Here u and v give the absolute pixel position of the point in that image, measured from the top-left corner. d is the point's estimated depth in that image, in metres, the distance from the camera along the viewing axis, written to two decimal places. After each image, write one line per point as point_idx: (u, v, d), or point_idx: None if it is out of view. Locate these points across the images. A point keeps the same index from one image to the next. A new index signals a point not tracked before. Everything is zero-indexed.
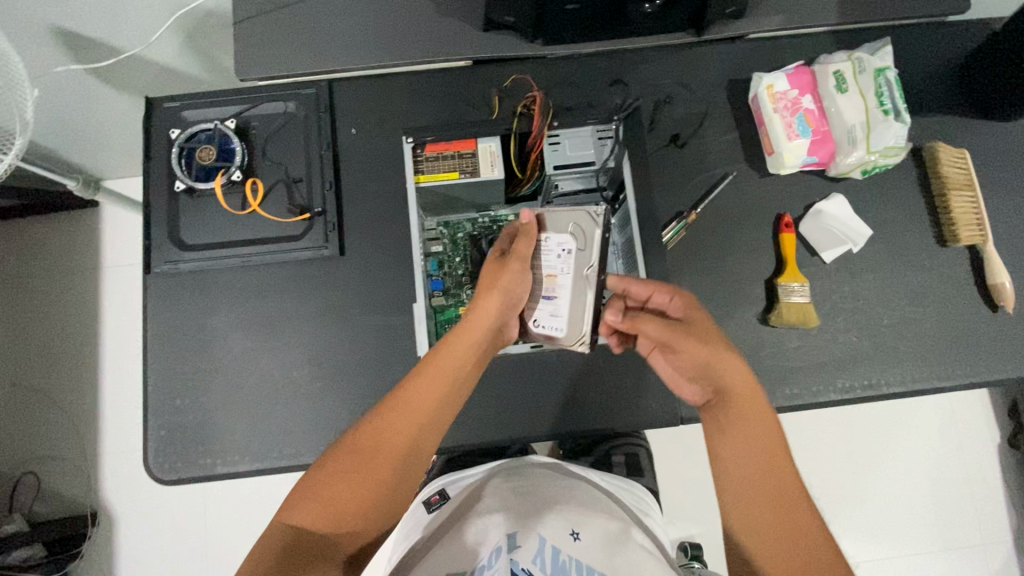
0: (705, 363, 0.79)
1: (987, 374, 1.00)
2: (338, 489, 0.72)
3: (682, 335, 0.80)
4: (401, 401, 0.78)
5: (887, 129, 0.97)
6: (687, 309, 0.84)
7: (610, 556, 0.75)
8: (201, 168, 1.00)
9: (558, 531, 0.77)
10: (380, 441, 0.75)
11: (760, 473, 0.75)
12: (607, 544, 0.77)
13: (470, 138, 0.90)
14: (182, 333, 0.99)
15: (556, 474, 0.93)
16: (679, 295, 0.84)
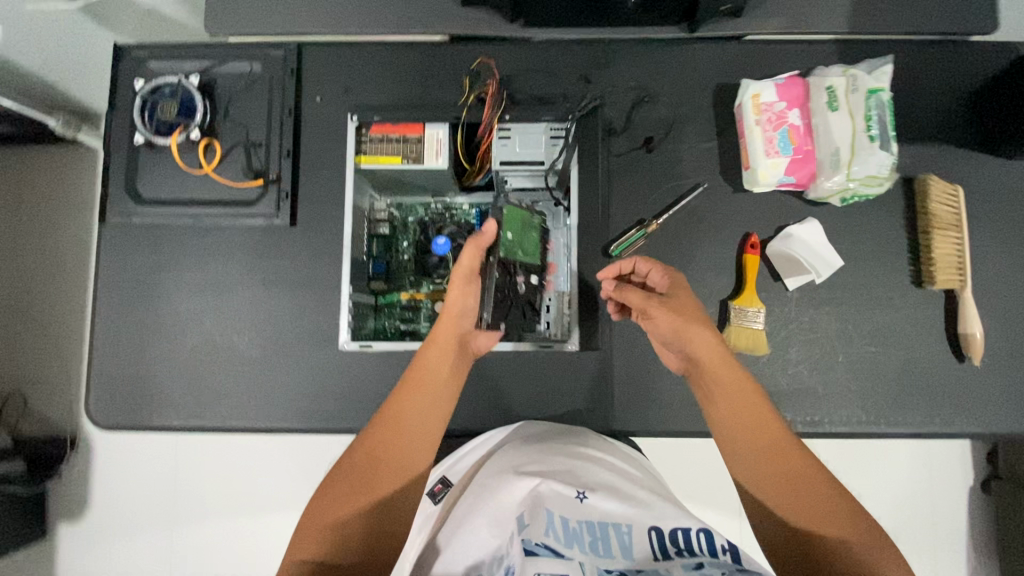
0: (678, 332, 0.79)
1: (940, 426, 0.95)
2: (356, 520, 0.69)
3: (656, 301, 0.80)
4: (391, 416, 0.76)
5: (871, 156, 0.91)
6: (669, 279, 0.86)
7: (625, 509, 0.69)
8: (161, 122, 0.99)
9: (564, 501, 0.70)
10: (378, 467, 0.73)
11: (749, 432, 0.74)
12: (621, 500, 0.70)
13: (418, 124, 0.88)
14: (133, 286, 1.01)
15: (555, 441, 0.85)
16: (658, 266, 0.87)
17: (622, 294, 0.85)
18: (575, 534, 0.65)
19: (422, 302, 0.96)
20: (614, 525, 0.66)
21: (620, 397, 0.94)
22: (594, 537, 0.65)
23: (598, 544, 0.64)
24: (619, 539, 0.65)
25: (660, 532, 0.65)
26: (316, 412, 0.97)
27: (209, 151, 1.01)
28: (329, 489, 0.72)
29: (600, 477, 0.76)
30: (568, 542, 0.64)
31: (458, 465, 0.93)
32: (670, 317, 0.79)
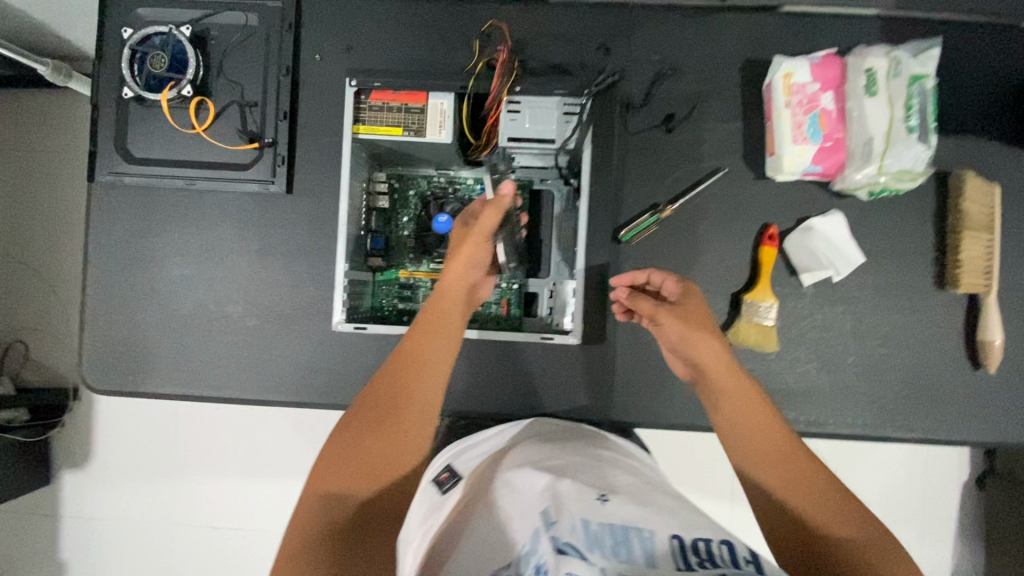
0: (683, 339, 0.78)
1: (947, 433, 0.93)
2: (377, 471, 0.68)
3: (665, 308, 0.80)
4: (408, 370, 0.74)
5: (907, 149, 0.85)
6: (682, 287, 0.83)
7: (649, 514, 0.61)
8: (152, 76, 0.92)
9: (582, 502, 0.63)
10: (394, 424, 0.71)
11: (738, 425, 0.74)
12: (644, 505, 0.63)
13: (421, 92, 0.82)
14: (124, 249, 0.98)
15: (573, 444, 0.81)
16: (673, 275, 0.84)
17: (633, 301, 0.84)
18: (595, 538, 0.57)
19: (421, 280, 0.92)
20: (636, 529, 0.58)
21: (620, 388, 0.91)
22: (616, 539, 0.57)
23: (620, 547, 0.56)
24: (640, 543, 0.56)
25: (681, 539, 0.56)
26: (310, 387, 0.96)
27: (201, 109, 0.95)
28: (341, 443, 0.69)
29: (621, 484, 0.69)
30: (589, 548, 0.56)
31: (467, 454, 0.88)
32: (678, 323, 0.79)
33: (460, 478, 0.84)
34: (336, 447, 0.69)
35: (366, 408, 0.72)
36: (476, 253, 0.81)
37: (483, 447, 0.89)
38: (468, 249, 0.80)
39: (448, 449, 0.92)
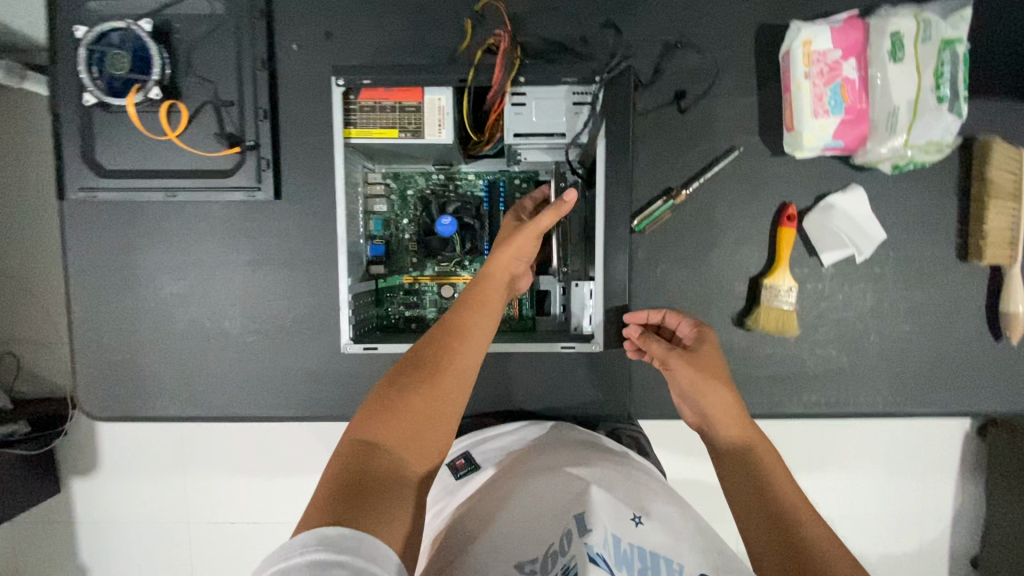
0: (692, 387, 0.70)
1: (968, 405, 0.92)
2: (417, 441, 0.59)
3: (677, 351, 0.73)
4: (455, 342, 0.66)
5: (935, 120, 0.80)
6: (698, 331, 0.77)
7: (684, 539, 0.58)
8: (113, 79, 0.84)
9: (617, 516, 0.60)
10: (441, 390, 0.62)
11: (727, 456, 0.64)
12: (680, 522, 0.60)
13: (415, 88, 0.74)
14: (108, 269, 0.92)
15: (600, 449, 0.77)
16: (690, 319, 0.80)
17: (645, 341, 0.76)
18: (624, 559, 0.56)
19: (426, 285, 0.88)
20: (666, 559, 0.56)
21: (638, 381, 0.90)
22: (644, 565, 0.56)
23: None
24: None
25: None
26: (320, 401, 0.92)
27: (172, 112, 0.87)
28: (381, 404, 0.60)
29: (658, 494, 0.65)
30: (616, 566, 0.56)
31: (489, 445, 0.84)
32: (689, 367, 0.71)
33: (477, 465, 0.80)
34: (376, 405, 0.60)
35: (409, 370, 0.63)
36: (530, 243, 0.73)
37: (503, 441, 0.84)
38: (523, 235, 0.72)
39: (465, 436, 0.88)
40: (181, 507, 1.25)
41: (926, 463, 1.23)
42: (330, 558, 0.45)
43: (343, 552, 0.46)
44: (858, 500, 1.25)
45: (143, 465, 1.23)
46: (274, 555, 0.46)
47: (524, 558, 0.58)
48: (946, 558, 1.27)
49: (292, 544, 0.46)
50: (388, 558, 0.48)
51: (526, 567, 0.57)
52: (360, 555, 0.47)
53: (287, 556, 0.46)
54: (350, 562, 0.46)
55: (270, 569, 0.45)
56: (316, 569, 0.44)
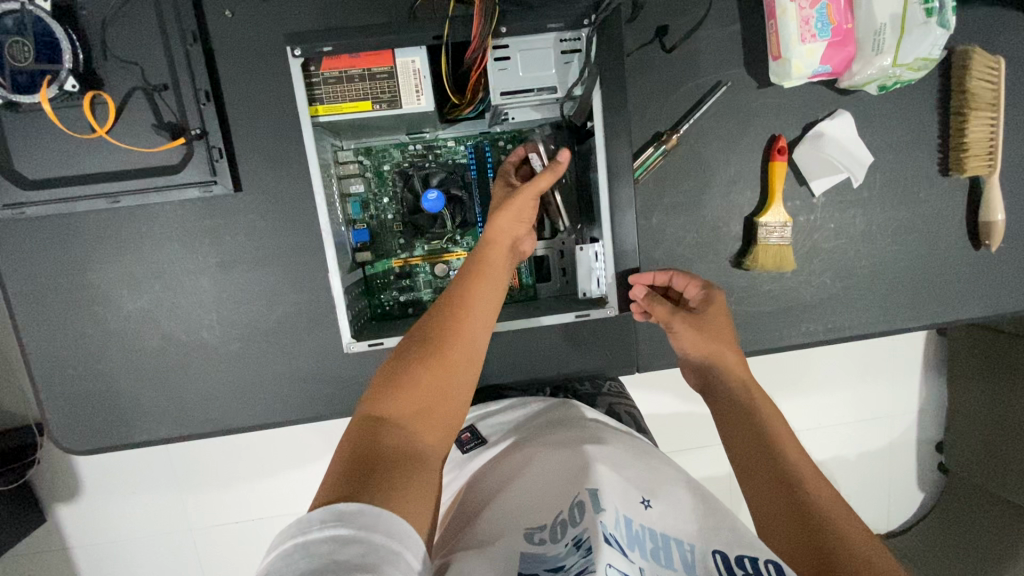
0: (701, 351, 0.69)
1: (954, 315, 0.96)
2: (431, 416, 0.57)
3: (683, 314, 0.71)
4: (455, 313, 0.64)
5: (924, 35, 0.78)
6: (706, 293, 0.75)
7: (695, 516, 0.57)
8: (16, 72, 0.72)
9: (627, 497, 0.60)
10: (450, 362, 0.60)
11: (739, 438, 0.61)
12: (691, 500, 0.58)
13: (384, 51, 0.66)
14: (53, 291, 0.81)
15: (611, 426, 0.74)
16: (698, 280, 0.77)
17: (648, 303, 0.74)
18: (636, 539, 0.57)
19: (419, 266, 0.83)
20: (676, 539, 0.56)
21: (644, 334, 0.89)
22: (656, 545, 0.56)
23: (659, 554, 0.56)
24: (679, 554, 0.55)
25: (726, 555, 0.52)
26: (319, 401, 0.86)
27: (97, 105, 0.76)
28: (391, 378, 0.58)
29: (670, 473, 0.63)
30: (628, 547, 0.57)
31: (494, 419, 0.81)
32: (694, 332, 0.69)
33: (483, 440, 0.78)
34: (383, 385, 0.58)
35: (414, 348, 0.61)
36: (528, 204, 0.69)
37: (509, 416, 0.81)
38: (520, 197, 0.68)
39: (475, 407, 0.86)
40: (180, 520, 1.20)
41: (905, 368, 1.31)
42: (347, 534, 0.43)
43: (360, 529, 0.44)
44: (843, 411, 1.32)
45: (135, 486, 1.17)
46: (290, 528, 0.44)
47: (534, 525, 0.59)
48: (919, 451, 1.38)
49: (310, 518, 0.44)
50: (408, 533, 0.46)
51: (535, 535, 0.58)
52: (379, 532, 0.44)
53: (305, 530, 0.44)
54: (369, 539, 0.43)
55: (287, 543, 0.44)
56: (334, 545, 0.42)
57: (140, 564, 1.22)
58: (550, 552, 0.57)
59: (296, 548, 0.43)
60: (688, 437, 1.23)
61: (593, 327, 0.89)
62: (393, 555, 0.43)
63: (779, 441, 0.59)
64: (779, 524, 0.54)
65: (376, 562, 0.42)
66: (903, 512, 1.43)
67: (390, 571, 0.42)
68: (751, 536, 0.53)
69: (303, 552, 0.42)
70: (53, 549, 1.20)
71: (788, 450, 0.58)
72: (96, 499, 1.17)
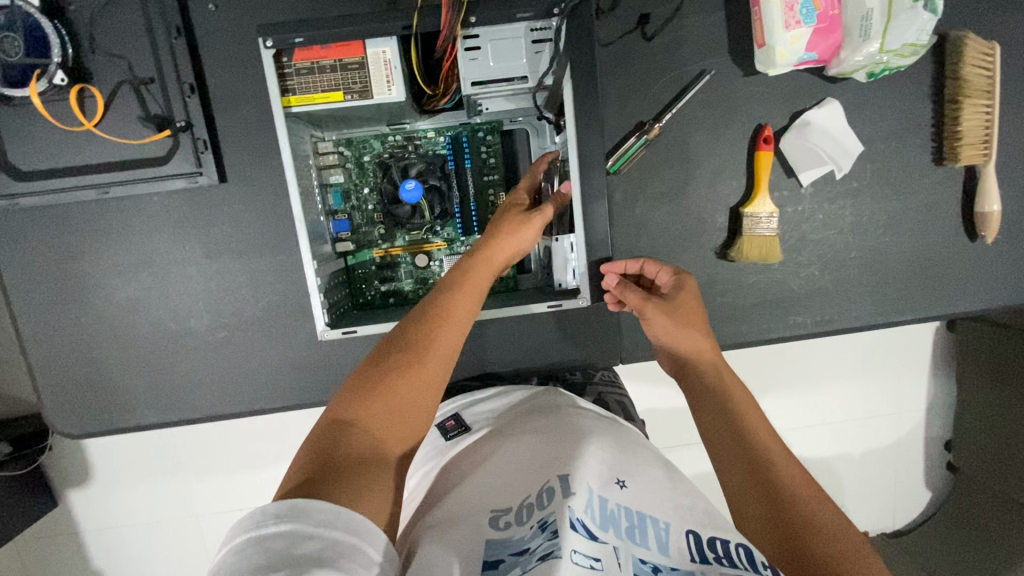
0: (671, 336, 0.68)
1: (948, 308, 0.93)
2: (401, 421, 0.56)
3: (655, 300, 0.70)
4: (436, 320, 0.62)
5: (911, 20, 0.76)
6: (676, 278, 0.74)
7: (667, 494, 0.57)
8: (7, 66, 0.74)
9: (602, 477, 0.59)
10: (426, 367, 0.59)
11: (710, 423, 0.60)
12: (664, 482, 0.59)
13: (355, 42, 0.67)
14: (50, 280, 0.84)
15: (593, 412, 0.73)
16: (669, 266, 0.77)
17: (622, 291, 0.74)
18: (610, 520, 0.56)
19: (399, 257, 0.84)
20: (651, 518, 0.55)
21: (627, 325, 0.89)
22: (631, 524, 0.55)
23: (634, 533, 0.54)
24: (655, 534, 0.54)
25: (698, 535, 0.53)
26: (304, 389, 0.88)
27: (86, 98, 0.78)
28: (366, 382, 0.57)
29: (648, 456, 0.63)
30: (601, 527, 0.55)
31: (478, 407, 0.81)
32: (665, 316, 0.68)
33: (467, 427, 0.78)
34: (356, 387, 0.56)
35: (393, 351, 0.59)
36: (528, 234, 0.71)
37: (494, 404, 0.81)
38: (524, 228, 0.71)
39: (460, 396, 0.85)
40: (181, 506, 1.23)
41: (905, 365, 1.29)
42: (305, 530, 0.44)
43: (319, 525, 0.44)
44: (842, 408, 1.30)
45: (137, 472, 1.20)
46: (243, 522, 0.44)
47: (499, 508, 0.59)
48: (922, 449, 1.35)
49: (265, 512, 0.44)
50: (370, 529, 0.46)
51: (499, 521, 0.58)
52: (338, 528, 0.45)
53: (259, 524, 0.44)
54: (328, 535, 0.44)
55: (240, 538, 0.44)
56: (291, 540, 0.43)
57: (146, 548, 1.26)
58: (516, 535, 0.56)
59: (249, 543, 0.43)
60: (683, 431, 1.22)
61: (575, 318, 0.89)
62: (352, 550, 0.44)
63: (749, 425, 0.58)
64: (752, 512, 0.54)
65: (334, 559, 0.43)
66: (906, 511, 1.40)
67: (348, 565, 0.43)
68: (723, 525, 0.54)
69: (256, 547, 0.43)
70: (59, 531, 1.24)
71: (759, 435, 0.58)
72: (101, 485, 1.21)
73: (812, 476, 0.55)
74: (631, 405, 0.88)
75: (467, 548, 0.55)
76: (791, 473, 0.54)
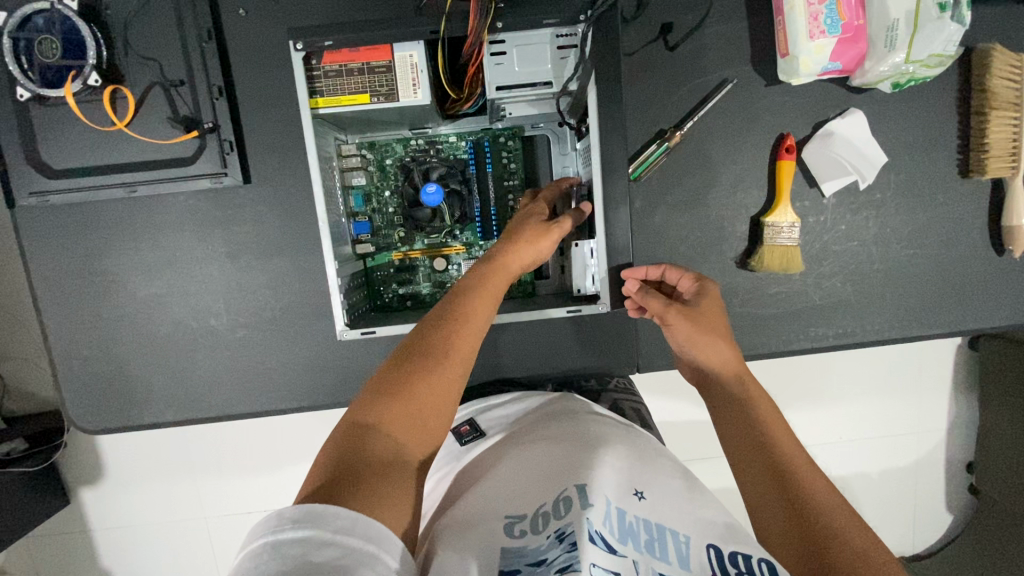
0: (693, 345, 0.67)
1: (974, 323, 0.92)
2: (417, 425, 0.55)
3: (677, 307, 0.69)
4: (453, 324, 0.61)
5: (938, 31, 0.76)
6: (698, 285, 0.74)
7: (687, 506, 0.56)
8: (44, 67, 0.76)
9: (620, 488, 0.58)
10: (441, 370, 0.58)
11: (733, 431, 0.60)
12: (683, 492, 0.57)
13: (383, 46, 0.68)
14: (75, 277, 0.86)
15: (609, 418, 0.72)
16: (691, 273, 0.76)
17: (642, 297, 0.73)
18: (629, 532, 0.55)
19: (418, 260, 0.84)
20: (671, 530, 0.54)
21: (644, 334, 0.88)
22: (650, 536, 0.54)
23: (654, 546, 0.54)
24: (674, 547, 0.53)
25: (719, 549, 0.51)
26: (320, 389, 0.88)
27: (118, 99, 0.80)
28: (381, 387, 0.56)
29: (666, 465, 0.62)
30: (619, 541, 0.55)
31: (494, 412, 0.80)
32: (688, 323, 0.68)
33: (482, 432, 0.76)
34: (372, 393, 0.56)
35: (409, 355, 0.59)
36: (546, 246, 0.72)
37: (509, 409, 0.80)
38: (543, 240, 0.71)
39: (474, 401, 0.85)
40: (193, 506, 1.23)
41: (929, 382, 1.26)
42: (322, 536, 0.43)
43: (335, 532, 0.44)
44: (862, 425, 1.27)
45: (151, 471, 1.21)
46: (259, 527, 0.44)
47: (513, 515, 0.58)
48: (945, 469, 1.32)
49: (281, 517, 0.44)
50: (386, 536, 0.46)
51: (515, 528, 0.57)
52: (355, 535, 0.44)
53: (276, 529, 0.44)
54: (345, 542, 0.43)
55: (256, 542, 0.43)
56: (308, 547, 0.42)
57: (157, 548, 1.26)
58: (531, 544, 0.56)
59: (265, 548, 0.43)
60: (698, 443, 1.21)
61: (592, 324, 0.88)
62: (369, 558, 0.43)
63: (773, 436, 0.57)
64: (776, 523, 0.52)
65: (351, 567, 0.42)
66: (927, 533, 1.36)
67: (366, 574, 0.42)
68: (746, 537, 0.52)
69: (272, 552, 0.42)
70: (72, 529, 1.25)
71: (785, 446, 0.56)
72: (115, 483, 1.21)
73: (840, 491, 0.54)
74: (647, 412, 0.88)
75: (481, 556, 0.54)
76: (818, 485, 0.53)
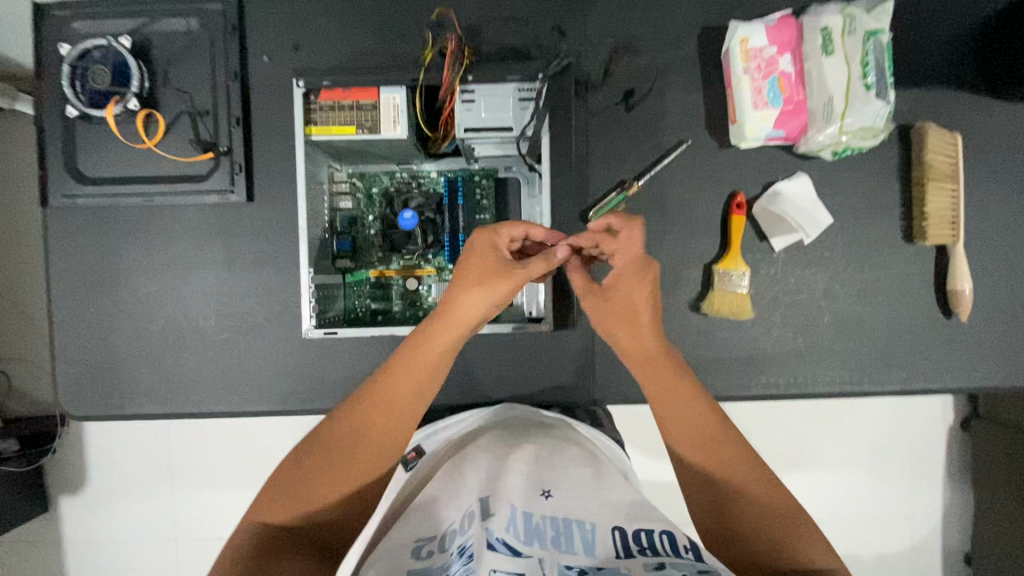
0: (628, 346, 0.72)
1: (926, 382, 0.94)
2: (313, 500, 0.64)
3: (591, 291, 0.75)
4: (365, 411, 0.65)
5: (866, 107, 0.84)
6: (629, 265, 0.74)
7: (592, 504, 0.61)
8: (94, 92, 0.89)
9: (527, 496, 0.63)
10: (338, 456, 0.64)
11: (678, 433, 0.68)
12: (588, 481, 0.64)
13: (371, 89, 0.80)
14: (88, 273, 0.95)
15: (535, 425, 0.77)
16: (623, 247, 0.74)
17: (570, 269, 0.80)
18: (535, 534, 0.58)
19: (392, 279, 0.92)
20: (576, 522, 0.59)
21: (600, 365, 0.93)
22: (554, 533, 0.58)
23: (560, 540, 0.57)
24: (580, 536, 0.57)
25: (624, 530, 0.57)
26: (292, 394, 0.94)
27: (150, 122, 0.92)
28: (292, 468, 0.65)
29: (576, 458, 0.68)
30: (526, 540, 0.57)
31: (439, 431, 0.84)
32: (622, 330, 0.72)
33: None
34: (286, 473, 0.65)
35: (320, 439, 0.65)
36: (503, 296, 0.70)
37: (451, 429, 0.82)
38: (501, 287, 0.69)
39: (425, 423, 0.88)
40: (162, 514, 1.25)
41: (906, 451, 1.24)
42: None
43: None
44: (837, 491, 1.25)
45: (128, 474, 1.24)
46: None
47: (422, 539, 0.59)
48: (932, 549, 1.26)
49: None
50: None
51: (422, 550, 0.57)
52: None
53: None
54: None
55: None
56: None
57: (120, 557, 1.27)
58: (436, 564, 0.56)
59: None
60: (665, 491, 1.20)
61: (551, 353, 0.93)
62: None
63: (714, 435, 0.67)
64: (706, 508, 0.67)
65: None
66: None
67: None
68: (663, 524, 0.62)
69: None
70: (43, 526, 1.27)
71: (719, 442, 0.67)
72: (93, 485, 1.25)
73: (768, 484, 0.65)
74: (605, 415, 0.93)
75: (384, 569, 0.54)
76: (742, 479, 0.65)
